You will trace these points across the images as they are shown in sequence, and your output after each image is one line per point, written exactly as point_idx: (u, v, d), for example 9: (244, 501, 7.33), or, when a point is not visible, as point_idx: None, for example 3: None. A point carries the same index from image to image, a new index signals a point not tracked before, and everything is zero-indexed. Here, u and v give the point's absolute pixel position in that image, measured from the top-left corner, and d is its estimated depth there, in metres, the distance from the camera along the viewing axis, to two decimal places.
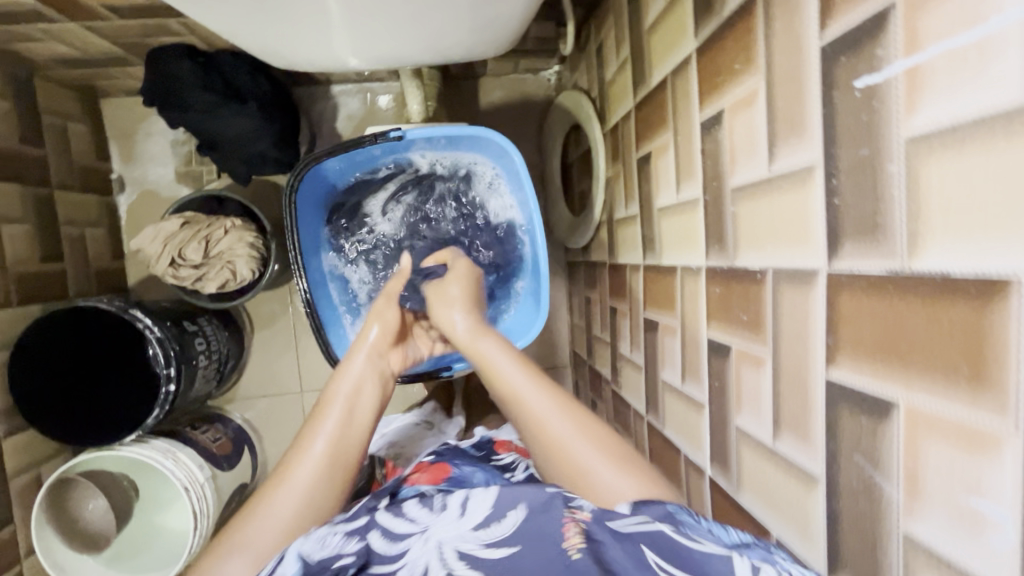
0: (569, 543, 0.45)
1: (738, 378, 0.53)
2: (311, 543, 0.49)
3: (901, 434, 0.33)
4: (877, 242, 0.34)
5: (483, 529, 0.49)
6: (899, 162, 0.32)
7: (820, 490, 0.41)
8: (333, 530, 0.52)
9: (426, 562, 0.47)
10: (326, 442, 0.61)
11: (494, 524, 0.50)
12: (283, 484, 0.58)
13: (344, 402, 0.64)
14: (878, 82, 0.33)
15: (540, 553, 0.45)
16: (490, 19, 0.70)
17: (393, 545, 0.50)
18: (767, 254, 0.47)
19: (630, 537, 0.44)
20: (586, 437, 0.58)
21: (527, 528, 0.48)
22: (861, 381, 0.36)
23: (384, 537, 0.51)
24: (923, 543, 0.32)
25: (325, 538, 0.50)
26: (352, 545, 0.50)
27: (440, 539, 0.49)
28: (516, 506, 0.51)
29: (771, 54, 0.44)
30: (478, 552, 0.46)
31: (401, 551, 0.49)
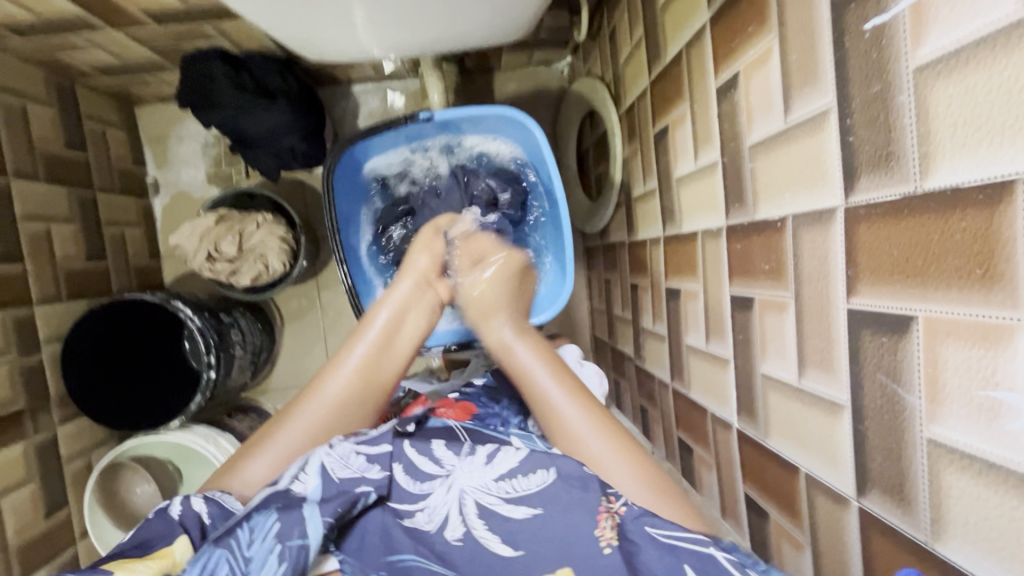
0: (603, 535, 0.50)
1: (762, 326, 0.56)
2: (335, 459, 0.59)
3: (919, 345, 0.35)
4: (891, 169, 0.36)
5: (506, 482, 0.57)
6: (908, 91, 0.34)
7: (845, 416, 0.43)
8: (358, 449, 0.61)
9: (448, 511, 0.57)
10: (356, 367, 0.67)
11: (518, 481, 0.57)
12: (314, 395, 0.65)
13: (382, 332, 0.69)
14: (887, 21, 0.35)
15: (562, 519, 0.53)
16: (508, 5, 0.73)
17: (417, 485, 0.60)
18: (786, 201, 0.49)
19: (672, 549, 0.48)
20: (607, 441, 0.60)
21: (551, 493, 0.55)
22: (881, 303, 0.38)
23: (407, 474, 0.61)
24: (946, 443, 0.34)
25: (345, 457, 0.59)
26: (374, 472, 0.59)
27: (464, 487, 0.58)
28: (548, 469, 0.57)
29: (784, 12, 0.47)
30: (497, 507, 0.56)
31: (425, 494, 0.59)
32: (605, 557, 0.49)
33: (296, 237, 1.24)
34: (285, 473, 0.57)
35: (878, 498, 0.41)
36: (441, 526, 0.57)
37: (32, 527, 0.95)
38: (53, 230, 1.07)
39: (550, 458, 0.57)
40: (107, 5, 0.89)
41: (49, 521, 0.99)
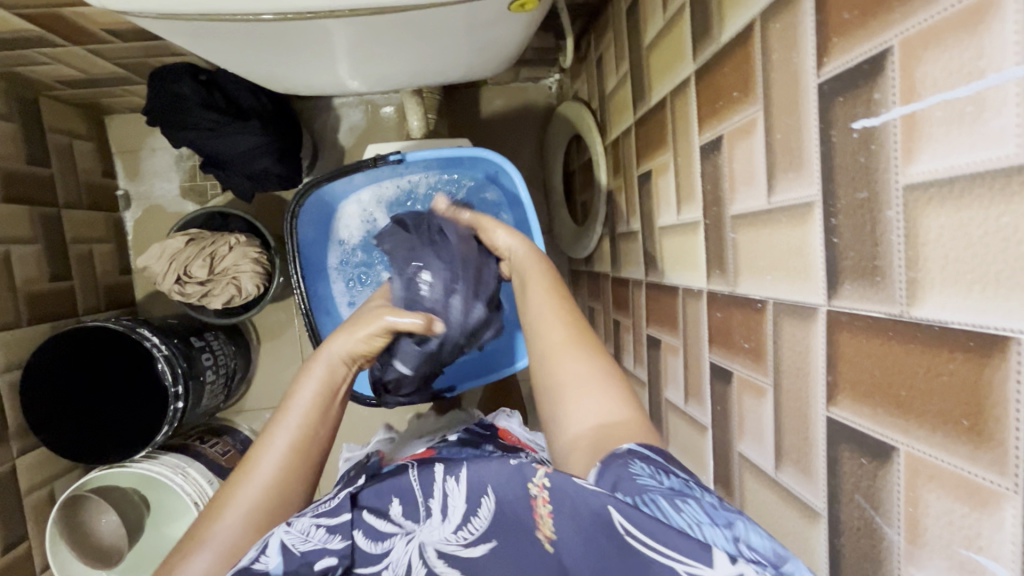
0: (541, 531, 0.49)
1: (740, 404, 0.53)
2: (296, 535, 0.51)
3: (901, 479, 0.33)
4: (875, 285, 0.34)
5: (465, 529, 0.54)
6: (897, 208, 0.32)
7: (822, 525, 0.41)
8: (317, 521, 0.53)
9: (410, 561, 0.54)
10: (289, 441, 0.59)
11: (473, 521, 0.54)
12: (256, 464, 0.58)
13: (308, 404, 0.62)
14: (877, 126, 0.33)
15: (514, 544, 0.52)
16: (487, 44, 0.69)
17: (377, 544, 0.55)
18: (768, 284, 0.47)
19: (590, 496, 0.43)
20: (592, 369, 0.57)
21: (501, 517, 0.53)
22: (861, 422, 0.36)
23: (368, 537, 0.55)
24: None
25: (305, 534, 0.51)
26: (335, 542, 0.53)
27: (423, 540, 0.55)
28: (487, 493, 0.54)
29: (769, 85, 0.44)
30: (460, 553, 0.54)
31: (385, 551, 0.54)
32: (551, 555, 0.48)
33: (271, 258, 1.20)
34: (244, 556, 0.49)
35: None
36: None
37: None
38: (13, 252, 1.03)
39: (486, 481, 0.54)
40: (64, 23, 0.84)
41: (6, 558, 0.95)
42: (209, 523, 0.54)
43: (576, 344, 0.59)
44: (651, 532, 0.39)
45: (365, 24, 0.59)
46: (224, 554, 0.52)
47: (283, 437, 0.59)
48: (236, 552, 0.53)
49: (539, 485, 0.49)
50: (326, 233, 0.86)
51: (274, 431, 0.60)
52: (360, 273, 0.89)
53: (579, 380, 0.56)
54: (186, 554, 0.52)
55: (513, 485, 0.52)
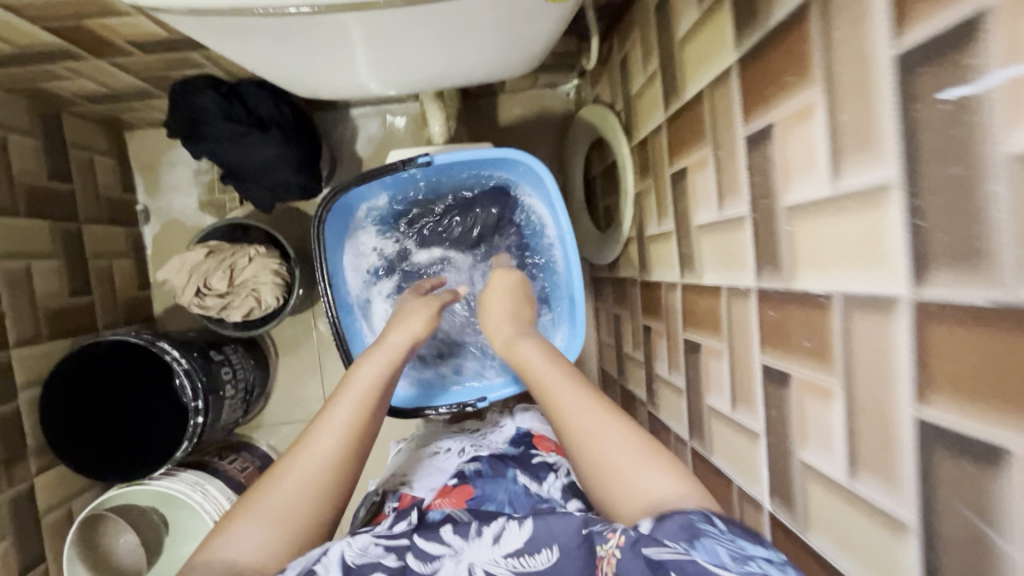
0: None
1: (801, 407, 0.49)
2: (356, 548, 0.55)
3: (1015, 483, 0.30)
4: (977, 270, 0.31)
5: (517, 558, 0.55)
6: (1002, 181, 0.29)
7: (912, 538, 0.37)
8: (376, 539, 0.57)
9: None
10: (346, 422, 0.61)
11: (528, 557, 0.55)
12: (312, 443, 0.59)
13: (365, 392, 0.64)
14: (975, 94, 0.30)
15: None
16: (519, 42, 0.66)
17: (425, 564, 0.55)
18: (834, 277, 0.43)
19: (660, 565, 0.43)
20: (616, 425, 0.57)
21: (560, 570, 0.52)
22: (956, 422, 0.33)
23: (418, 558, 0.56)
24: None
25: (363, 549, 0.55)
26: (389, 559, 0.55)
27: (473, 560, 0.55)
28: (550, 546, 0.54)
29: (831, 65, 0.41)
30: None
31: (433, 570, 0.55)
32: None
33: (291, 270, 1.18)
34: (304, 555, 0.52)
35: None
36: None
37: None
38: (34, 267, 1.02)
39: (549, 524, 0.56)
40: (89, 35, 0.84)
41: None
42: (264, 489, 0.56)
43: (581, 396, 0.60)
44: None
45: (389, 20, 0.56)
46: (277, 523, 0.54)
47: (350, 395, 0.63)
48: (290, 520, 0.54)
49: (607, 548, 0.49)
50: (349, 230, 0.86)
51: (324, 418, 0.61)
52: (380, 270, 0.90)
53: (597, 435, 0.56)
54: (231, 524, 0.54)
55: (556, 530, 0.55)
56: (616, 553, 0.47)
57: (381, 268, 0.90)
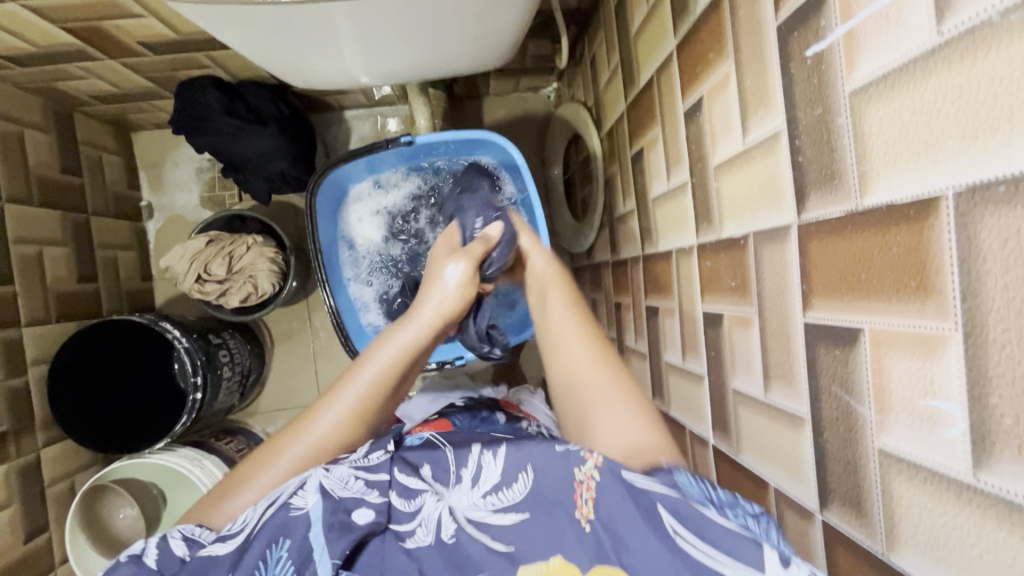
0: (580, 512, 0.50)
1: (731, 341, 0.56)
2: (334, 480, 0.54)
3: (868, 357, 0.36)
4: (835, 187, 0.38)
5: (495, 496, 0.55)
6: (846, 112, 0.36)
7: (807, 428, 0.44)
8: (357, 472, 0.56)
9: (439, 516, 0.55)
10: (348, 408, 0.59)
11: (505, 490, 0.55)
12: (303, 431, 0.58)
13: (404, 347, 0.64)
14: (823, 49, 0.38)
15: (544, 522, 0.51)
16: (489, 35, 0.75)
17: (409, 502, 0.56)
18: (748, 220, 0.51)
19: (642, 493, 0.46)
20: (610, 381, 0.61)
21: (537, 494, 0.53)
22: (830, 317, 0.40)
23: (402, 496, 0.57)
24: (1001, 496, 0.28)
25: (344, 482, 0.55)
26: (373, 496, 0.55)
27: (454, 505, 0.56)
28: (526, 470, 0.55)
29: (739, 39, 0.49)
30: (486, 519, 0.53)
31: (416, 509, 0.56)
32: (588, 535, 0.48)
33: (287, 258, 1.25)
34: (283, 491, 0.53)
35: (838, 511, 0.41)
36: (437, 533, 0.54)
37: (10, 552, 0.94)
38: (45, 252, 1.09)
39: (526, 458, 0.55)
40: (103, 36, 0.93)
41: (28, 546, 0.98)
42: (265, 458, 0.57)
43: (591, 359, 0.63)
44: (705, 532, 0.41)
45: (372, 9, 0.63)
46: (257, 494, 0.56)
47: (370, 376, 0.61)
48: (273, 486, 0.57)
49: (586, 472, 0.50)
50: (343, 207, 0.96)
51: (333, 396, 0.60)
52: (372, 248, 0.98)
53: (597, 394, 0.60)
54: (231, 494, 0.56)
55: (551, 474, 0.53)
56: (594, 473, 0.50)
57: (373, 246, 0.98)
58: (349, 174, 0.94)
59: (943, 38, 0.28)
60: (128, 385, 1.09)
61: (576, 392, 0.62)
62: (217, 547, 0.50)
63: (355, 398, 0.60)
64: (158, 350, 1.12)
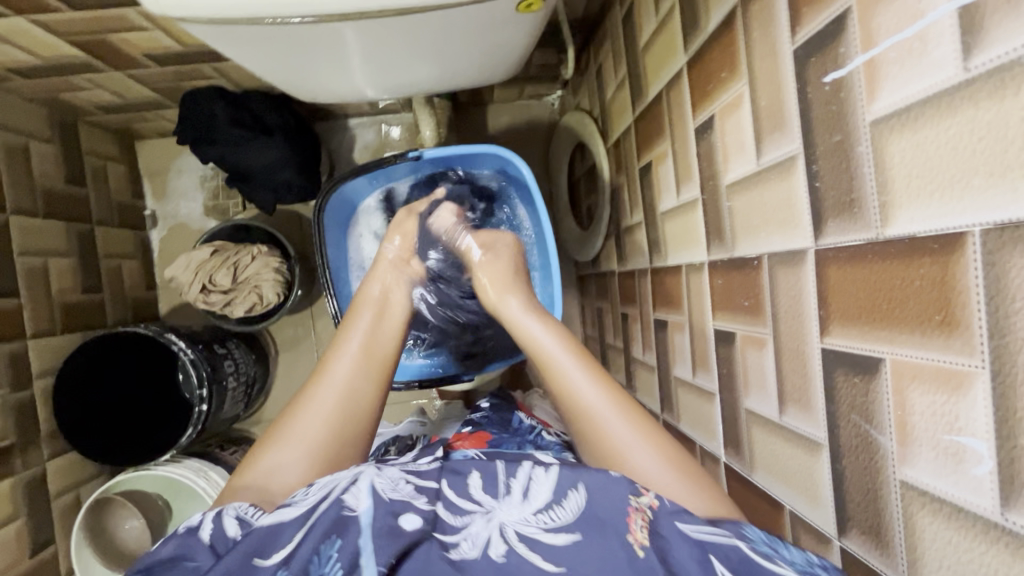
0: (631, 537, 0.45)
1: (744, 360, 0.56)
2: (385, 482, 0.52)
3: (888, 387, 0.36)
4: (855, 216, 0.38)
5: (546, 513, 0.48)
6: (866, 141, 0.36)
7: (824, 454, 0.43)
8: (406, 477, 0.55)
9: (490, 537, 0.48)
10: (335, 405, 0.61)
11: (557, 508, 0.49)
12: (298, 417, 0.59)
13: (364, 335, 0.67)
14: (842, 76, 0.37)
15: (600, 546, 0.45)
16: (498, 50, 0.75)
17: (456, 518, 0.50)
18: (762, 240, 0.50)
19: (700, 544, 0.44)
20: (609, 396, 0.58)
21: (590, 513, 0.47)
22: (849, 344, 0.39)
23: (448, 510, 0.52)
24: None
25: (395, 485, 0.52)
26: (422, 502, 0.51)
27: (503, 521, 0.49)
28: (577, 487, 0.49)
29: (753, 60, 0.49)
30: (539, 537, 0.46)
31: (463, 526, 0.49)
32: (640, 560, 0.43)
33: (292, 268, 1.25)
34: (335, 487, 0.50)
35: (857, 539, 0.41)
36: (484, 550, 0.47)
37: (17, 565, 0.94)
38: (50, 264, 1.09)
39: (578, 474, 0.50)
40: (109, 48, 0.92)
41: (34, 559, 0.98)
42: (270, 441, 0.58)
43: (607, 393, 0.59)
44: (763, 575, 0.41)
45: (382, 26, 0.63)
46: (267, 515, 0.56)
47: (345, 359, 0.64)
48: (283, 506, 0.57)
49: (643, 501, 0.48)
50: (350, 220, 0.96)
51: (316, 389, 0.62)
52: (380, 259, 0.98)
53: (597, 409, 0.58)
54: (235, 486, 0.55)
55: (612, 489, 0.48)
56: (650, 510, 0.47)
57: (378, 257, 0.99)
58: (356, 189, 0.94)
59: (969, 74, 0.28)
60: (133, 397, 1.08)
61: (583, 427, 0.58)
62: (268, 518, 0.48)
63: (336, 392, 0.61)
64: (165, 356, 1.10)
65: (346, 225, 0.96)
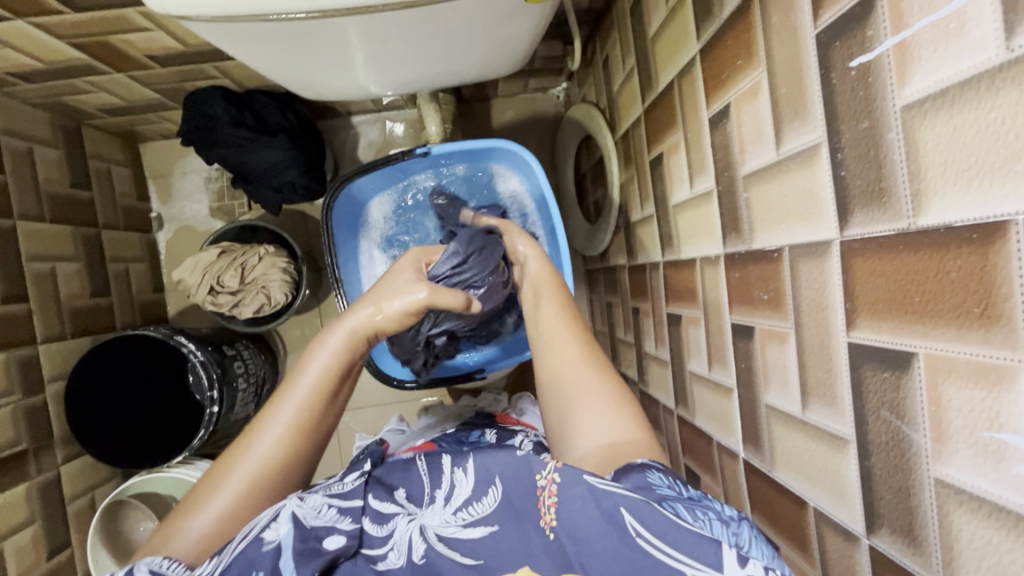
0: (543, 521, 0.45)
1: (764, 354, 0.55)
2: (307, 509, 0.51)
3: (922, 381, 0.35)
4: (885, 205, 0.36)
5: (465, 509, 0.50)
6: (897, 127, 0.35)
7: (851, 451, 0.42)
8: (330, 501, 0.54)
9: (411, 539, 0.49)
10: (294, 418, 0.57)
11: (476, 504, 0.50)
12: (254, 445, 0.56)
13: (344, 334, 0.63)
14: (871, 61, 0.36)
15: (518, 533, 0.46)
16: (504, 43, 0.73)
17: (381, 527, 0.51)
18: (783, 232, 0.49)
19: (609, 499, 0.43)
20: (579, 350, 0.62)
21: (506, 506, 0.49)
22: (875, 338, 0.38)
23: (373, 520, 0.52)
24: None
25: (317, 510, 0.52)
26: (345, 523, 0.51)
27: (425, 522, 0.50)
28: (494, 482, 0.51)
29: (771, 46, 0.47)
30: (459, 535, 0.48)
31: (388, 534, 0.50)
32: (552, 544, 0.44)
33: (299, 268, 1.24)
34: (255, 525, 0.49)
35: (887, 537, 0.40)
36: (407, 555, 0.48)
37: (34, 569, 0.94)
38: (58, 268, 1.09)
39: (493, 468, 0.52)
40: (110, 50, 0.92)
41: (52, 563, 0.98)
42: (195, 507, 0.53)
43: (594, 387, 0.57)
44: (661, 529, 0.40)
45: (387, 20, 0.62)
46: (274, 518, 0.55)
47: (315, 366, 0.60)
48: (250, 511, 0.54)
49: (548, 476, 0.47)
50: (356, 219, 0.95)
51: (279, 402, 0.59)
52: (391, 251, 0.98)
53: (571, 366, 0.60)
54: (182, 521, 0.53)
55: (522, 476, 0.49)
56: (555, 479, 0.46)
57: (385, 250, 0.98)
58: (363, 187, 0.92)
59: (1012, 55, 0.27)
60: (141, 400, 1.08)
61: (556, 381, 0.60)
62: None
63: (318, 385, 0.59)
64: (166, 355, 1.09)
65: (353, 223, 0.95)
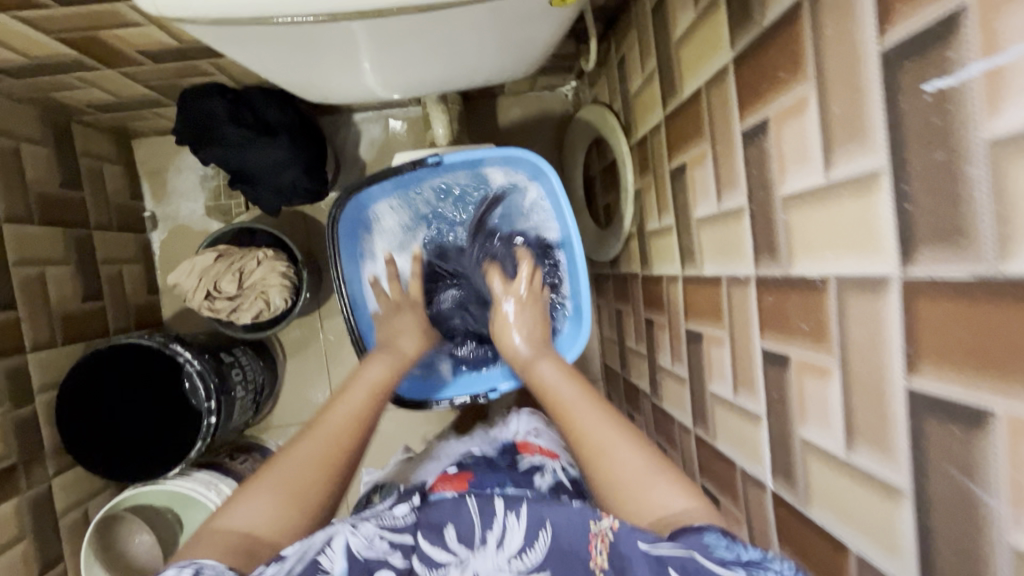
0: (594, 562, 0.47)
1: (800, 387, 0.52)
2: (361, 540, 0.53)
3: (1000, 441, 0.32)
4: (962, 246, 0.33)
5: (518, 557, 0.51)
6: (982, 161, 0.31)
7: (906, 503, 0.39)
8: (382, 531, 0.55)
9: None
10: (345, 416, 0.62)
11: (528, 552, 0.51)
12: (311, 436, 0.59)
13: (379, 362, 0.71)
14: (952, 87, 0.33)
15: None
16: (522, 46, 0.69)
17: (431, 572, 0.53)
18: (828, 261, 0.46)
19: (659, 560, 0.43)
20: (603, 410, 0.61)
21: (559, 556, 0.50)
22: (941, 388, 0.35)
23: (425, 563, 0.54)
24: None
25: (370, 542, 0.54)
26: (397, 557, 0.54)
27: (477, 569, 0.52)
28: (546, 527, 0.51)
29: (822, 61, 0.44)
30: None
31: None
32: None
33: (298, 271, 1.20)
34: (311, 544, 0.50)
35: None
36: None
37: None
38: (49, 272, 1.05)
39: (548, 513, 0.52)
40: (102, 46, 0.87)
41: None
42: (243, 494, 0.55)
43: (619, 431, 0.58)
44: None
45: (402, 24, 0.58)
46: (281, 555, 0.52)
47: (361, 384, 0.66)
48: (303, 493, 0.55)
49: (603, 526, 0.48)
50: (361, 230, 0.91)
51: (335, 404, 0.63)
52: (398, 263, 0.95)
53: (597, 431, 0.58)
54: (233, 503, 0.54)
55: (578, 526, 0.50)
56: (610, 531, 0.47)
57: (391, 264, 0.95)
58: (369, 195, 0.89)
59: None
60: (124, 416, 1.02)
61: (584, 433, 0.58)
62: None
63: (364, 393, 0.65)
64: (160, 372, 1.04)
65: (358, 233, 0.91)
